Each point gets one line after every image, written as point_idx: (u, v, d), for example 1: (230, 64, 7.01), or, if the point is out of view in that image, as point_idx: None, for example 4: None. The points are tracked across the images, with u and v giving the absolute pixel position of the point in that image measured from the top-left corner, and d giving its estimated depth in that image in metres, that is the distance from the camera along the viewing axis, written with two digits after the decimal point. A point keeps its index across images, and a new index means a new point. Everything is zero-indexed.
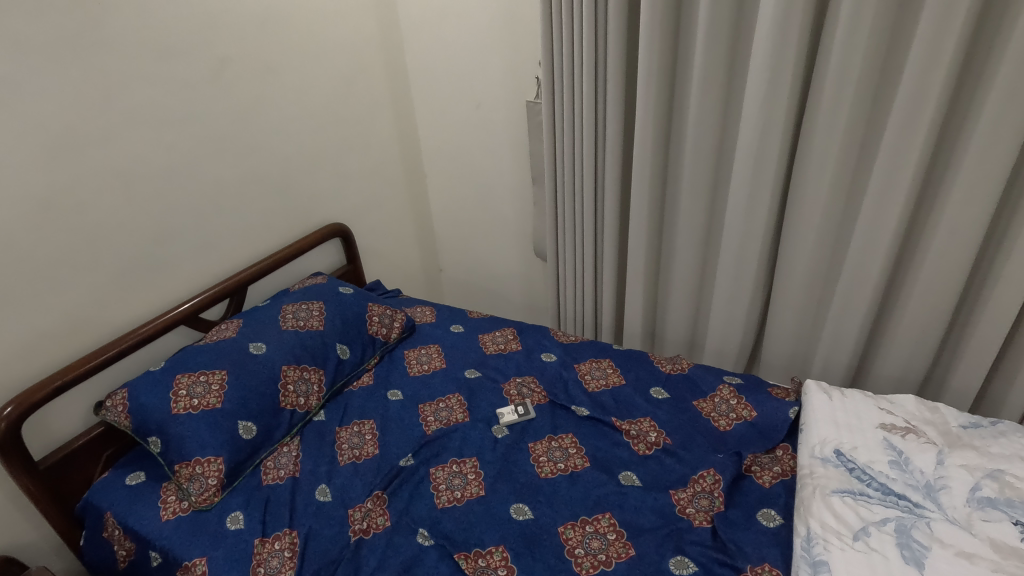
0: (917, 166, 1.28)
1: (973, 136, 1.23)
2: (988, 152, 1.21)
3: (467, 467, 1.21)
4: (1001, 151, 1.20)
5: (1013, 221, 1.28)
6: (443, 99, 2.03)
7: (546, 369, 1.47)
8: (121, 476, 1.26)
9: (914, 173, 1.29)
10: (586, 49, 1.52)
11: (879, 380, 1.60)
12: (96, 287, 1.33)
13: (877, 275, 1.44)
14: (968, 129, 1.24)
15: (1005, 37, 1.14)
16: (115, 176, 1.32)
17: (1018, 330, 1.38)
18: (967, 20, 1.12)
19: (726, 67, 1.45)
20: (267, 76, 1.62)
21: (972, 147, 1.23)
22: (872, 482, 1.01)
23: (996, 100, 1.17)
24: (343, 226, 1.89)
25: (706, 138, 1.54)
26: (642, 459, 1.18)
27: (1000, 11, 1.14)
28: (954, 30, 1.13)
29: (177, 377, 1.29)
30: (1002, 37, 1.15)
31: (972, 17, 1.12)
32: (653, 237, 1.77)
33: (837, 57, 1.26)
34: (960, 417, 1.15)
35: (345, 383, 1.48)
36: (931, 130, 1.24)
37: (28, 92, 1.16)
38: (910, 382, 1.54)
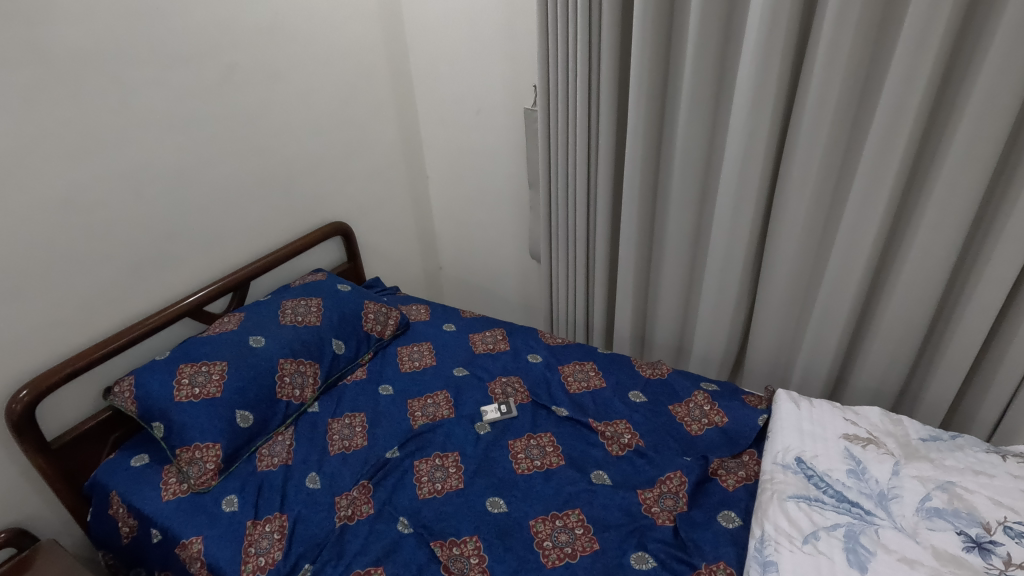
0: (893, 187, 1.32)
1: (947, 160, 1.27)
2: (960, 176, 1.25)
3: (449, 461, 1.28)
4: (973, 176, 1.24)
5: (987, 242, 1.32)
6: (445, 103, 2.09)
7: (531, 370, 1.53)
8: (127, 458, 1.35)
9: (890, 194, 1.33)
10: (581, 62, 1.57)
11: (857, 390, 1.64)
12: (107, 280, 1.41)
13: (855, 289, 1.48)
14: (942, 152, 1.28)
15: (977, 67, 1.18)
16: (128, 175, 1.40)
17: (990, 347, 1.42)
18: (940, 50, 1.16)
19: (715, 84, 1.49)
20: (275, 80, 1.68)
21: (946, 170, 1.27)
22: (828, 489, 1.07)
23: (968, 126, 1.21)
24: (344, 224, 1.96)
25: (695, 152, 1.58)
26: (615, 459, 1.24)
27: (973, 41, 1.18)
28: (928, 59, 1.18)
29: (181, 367, 1.37)
30: (974, 66, 1.19)
31: (945, 47, 1.16)
32: (643, 245, 1.82)
33: (819, 79, 1.31)
34: (921, 430, 1.20)
35: (339, 376, 1.56)
36: (906, 151, 1.28)
37: (48, 97, 1.24)
38: (886, 393, 1.58)
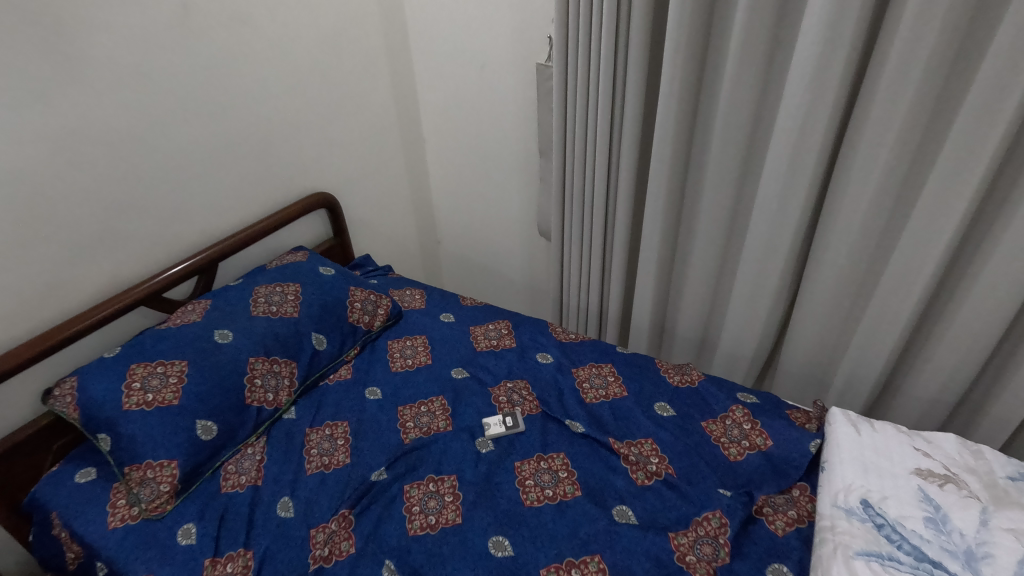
0: (987, 171, 1.08)
1: None
2: None
3: (445, 487, 1.09)
4: None
5: None
6: (444, 56, 1.82)
7: (541, 373, 1.33)
8: (71, 471, 1.16)
9: (982, 179, 1.09)
10: (608, 8, 1.29)
11: (908, 400, 1.44)
12: (42, 264, 1.19)
13: (921, 289, 1.26)
14: None
15: None
16: (61, 139, 1.16)
17: None
18: None
19: (770, 39, 1.23)
20: (241, 25, 1.41)
21: None
22: (904, 544, 0.88)
23: None
24: (329, 196, 1.73)
25: (739, 121, 1.33)
26: (640, 491, 1.05)
27: None
28: None
29: (132, 368, 1.17)
30: None
31: None
32: (669, 227, 1.59)
33: (907, 34, 1.05)
34: (1008, 467, 1.00)
35: (321, 376, 1.36)
36: (1011, 128, 1.03)
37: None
38: (943, 406, 1.39)
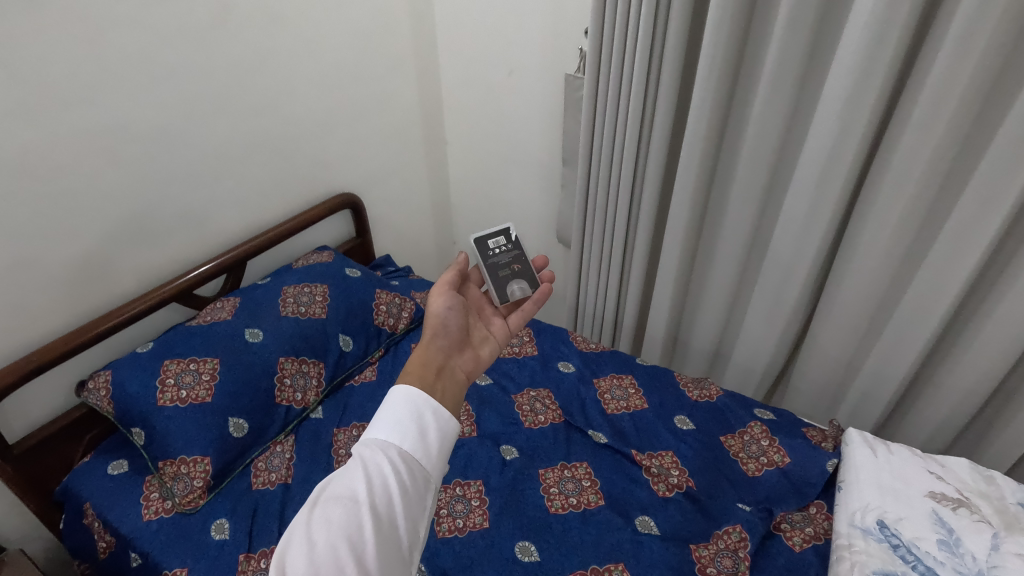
0: (1004, 218, 1.06)
1: None
2: None
3: (471, 492, 1.11)
4: None
5: None
6: (472, 60, 1.82)
7: (563, 382, 1.36)
8: (102, 464, 1.19)
9: (997, 226, 1.07)
10: (643, 25, 1.27)
11: (909, 432, 1.44)
12: (79, 260, 1.20)
13: (931, 330, 1.26)
14: None
15: None
16: (100, 138, 1.16)
17: None
18: None
19: (801, 68, 1.21)
20: (276, 26, 1.42)
21: None
22: (918, 565, 0.91)
23: None
24: (353, 196, 1.74)
25: (766, 146, 1.31)
26: (662, 503, 1.09)
27: None
28: None
29: (165, 364, 1.19)
30: None
31: None
32: (689, 243, 1.59)
33: (938, 73, 1.02)
34: (1018, 492, 1.04)
35: (346, 377, 1.39)
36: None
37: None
38: (935, 445, 1.38)
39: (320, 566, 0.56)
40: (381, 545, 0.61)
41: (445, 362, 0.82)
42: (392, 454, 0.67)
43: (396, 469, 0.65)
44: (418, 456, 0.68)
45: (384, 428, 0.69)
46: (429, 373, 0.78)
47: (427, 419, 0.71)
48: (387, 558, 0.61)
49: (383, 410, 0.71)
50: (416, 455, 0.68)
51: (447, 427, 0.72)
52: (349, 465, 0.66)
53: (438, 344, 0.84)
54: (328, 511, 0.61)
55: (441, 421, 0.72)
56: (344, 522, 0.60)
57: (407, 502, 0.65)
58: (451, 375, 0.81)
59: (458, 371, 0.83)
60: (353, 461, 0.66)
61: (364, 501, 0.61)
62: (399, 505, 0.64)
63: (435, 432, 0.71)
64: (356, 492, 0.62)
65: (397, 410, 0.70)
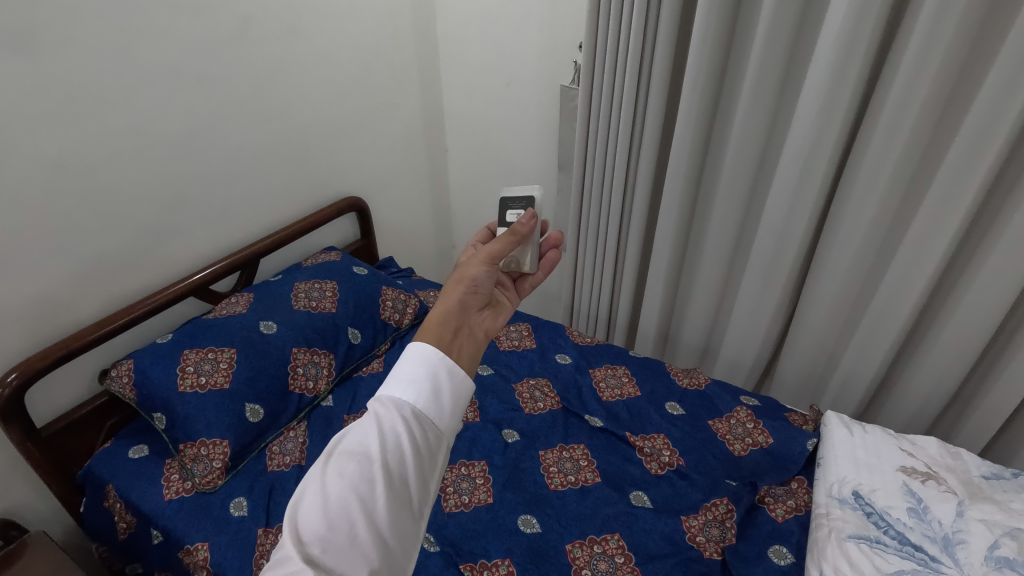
0: (964, 214, 1.15)
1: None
2: None
3: (476, 471, 1.18)
4: None
5: None
6: (472, 72, 1.92)
7: (560, 372, 1.44)
8: (124, 448, 1.25)
9: (957, 222, 1.17)
10: (633, 39, 1.37)
11: (887, 420, 1.52)
12: (104, 254, 1.27)
13: (903, 321, 1.34)
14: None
15: None
16: (126, 139, 1.24)
17: None
18: None
19: (780, 80, 1.31)
20: (289, 38, 1.51)
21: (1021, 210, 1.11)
22: (889, 529, 0.98)
23: None
24: (359, 200, 1.83)
25: (748, 151, 1.41)
26: (654, 479, 1.17)
27: None
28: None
29: (185, 353, 1.26)
30: None
31: None
32: (678, 244, 1.68)
33: (901, 83, 1.12)
34: (982, 467, 1.13)
35: (355, 367, 1.47)
36: (984, 180, 1.11)
37: (20, 46, 1.05)
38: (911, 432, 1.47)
39: (330, 521, 0.54)
40: (393, 504, 0.58)
41: (465, 322, 0.75)
42: (406, 412, 0.62)
43: (409, 427, 0.61)
44: (433, 414, 0.63)
45: (398, 384, 0.64)
46: (446, 333, 0.71)
47: (444, 376, 0.65)
48: (399, 515, 0.59)
49: (398, 364, 0.66)
50: (430, 413, 0.63)
51: (464, 385, 0.67)
52: (362, 419, 0.62)
53: (461, 302, 0.77)
54: (339, 466, 0.58)
55: (458, 379, 0.66)
56: (356, 480, 0.57)
57: (420, 461, 0.61)
58: (469, 335, 0.74)
59: (477, 330, 0.77)
60: (366, 415, 0.62)
61: (376, 459, 0.58)
62: (412, 464, 0.60)
63: (452, 390, 0.66)
64: (368, 448, 0.59)
65: (412, 366, 0.65)
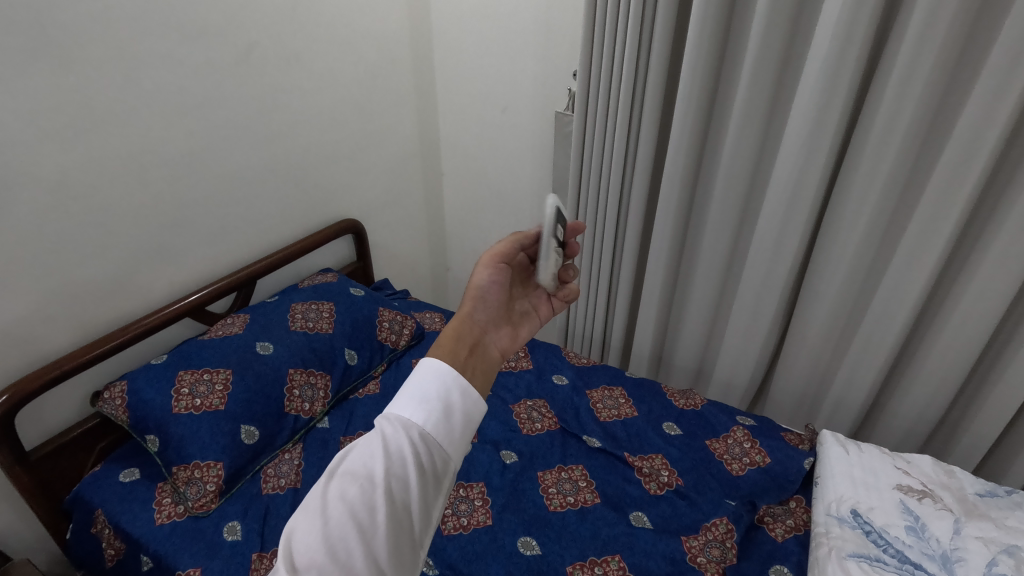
0: (948, 236, 1.19)
1: (1008, 216, 1.14)
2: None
3: (474, 492, 1.17)
4: None
5: None
6: (467, 98, 1.97)
7: (557, 393, 1.45)
8: (114, 471, 1.22)
9: (942, 244, 1.21)
10: (627, 68, 1.42)
11: (880, 440, 1.53)
12: (102, 274, 1.27)
13: (893, 341, 1.37)
14: (1003, 208, 1.16)
15: None
16: (128, 160, 1.25)
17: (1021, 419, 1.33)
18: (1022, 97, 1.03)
19: (768, 107, 1.36)
20: (291, 64, 1.54)
21: (1002, 232, 1.15)
22: (889, 548, 0.99)
23: None
24: (355, 222, 1.85)
25: (738, 176, 1.45)
26: (653, 499, 1.17)
27: None
28: (1007, 105, 1.04)
29: (180, 374, 1.25)
30: None
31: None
32: (672, 266, 1.71)
33: (885, 111, 1.17)
34: (976, 484, 1.14)
35: (351, 389, 1.46)
36: (966, 204, 1.15)
37: (28, 67, 1.06)
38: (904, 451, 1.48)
39: (329, 545, 0.54)
40: (393, 530, 0.57)
41: (480, 338, 0.75)
42: (413, 434, 0.60)
43: (415, 451, 0.60)
44: (441, 437, 0.61)
45: (408, 403, 0.62)
46: (461, 349, 0.71)
47: (455, 398, 0.63)
48: (398, 541, 0.57)
49: (410, 381, 0.64)
50: (439, 436, 0.61)
51: (474, 407, 0.65)
52: (368, 438, 0.61)
53: (475, 318, 0.78)
54: (342, 488, 0.57)
55: (469, 402, 0.64)
56: (357, 503, 0.56)
57: (424, 486, 0.60)
58: (484, 354, 0.74)
59: (492, 349, 0.76)
60: (373, 433, 0.61)
61: (379, 483, 0.57)
62: (415, 489, 0.59)
63: (463, 412, 0.64)
64: (371, 471, 0.57)
65: (424, 384, 0.63)
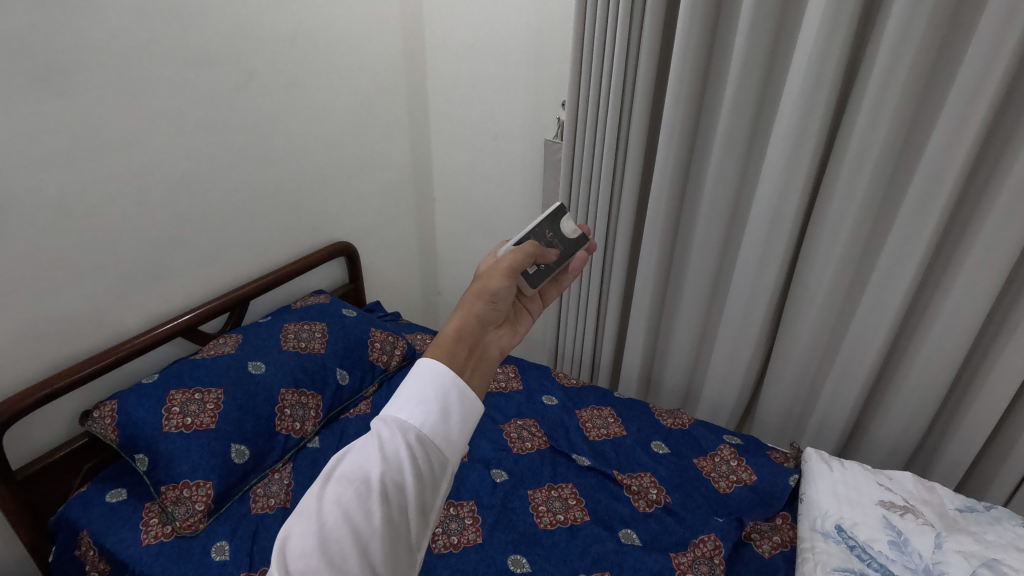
0: (921, 259, 1.24)
1: (976, 239, 1.19)
2: (991, 253, 1.17)
3: (464, 511, 1.18)
4: (1001, 260, 1.17)
5: (1006, 326, 1.26)
6: (460, 126, 2.03)
7: (547, 413, 1.46)
8: (101, 492, 1.21)
9: (916, 265, 1.26)
10: (613, 98, 1.48)
11: (865, 459, 1.56)
12: (95, 294, 1.28)
13: (873, 360, 1.41)
14: (971, 232, 1.21)
15: (1014, 150, 1.11)
16: (126, 182, 1.28)
17: (999, 437, 1.36)
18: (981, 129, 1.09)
19: (748, 136, 1.42)
20: (289, 91, 1.59)
21: (971, 255, 1.20)
22: (872, 562, 1.00)
23: (1004, 206, 1.13)
24: (348, 245, 1.88)
25: (722, 201, 1.50)
26: (643, 517, 1.18)
27: (1013, 120, 1.12)
28: (969, 135, 1.10)
29: (171, 394, 1.25)
30: (1011, 149, 1.12)
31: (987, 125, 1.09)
32: (659, 288, 1.75)
33: (857, 141, 1.23)
34: (956, 500, 1.17)
35: (342, 409, 1.47)
36: (936, 228, 1.21)
37: (33, 93, 1.10)
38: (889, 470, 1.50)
39: (325, 547, 0.55)
40: (389, 531, 0.59)
41: (481, 338, 0.77)
42: (410, 436, 0.63)
43: (412, 453, 0.62)
44: (437, 440, 0.64)
45: (405, 407, 0.65)
46: (461, 350, 0.72)
47: (453, 400, 0.66)
48: (394, 543, 0.59)
49: (407, 384, 0.66)
50: (436, 438, 0.64)
51: (472, 410, 0.68)
52: (365, 442, 0.63)
53: (481, 317, 0.78)
54: (338, 491, 0.58)
55: (466, 402, 0.67)
56: (354, 505, 0.57)
57: (420, 487, 0.62)
58: (483, 354, 0.76)
59: (492, 348, 0.78)
60: (370, 437, 0.63)
61: (376, 485, 0.59)
62: (412, 491, 0.61)
63: (460, 414, 0.66)
64: (368, 473, 0.59)
65: (421, 387, 0.66)
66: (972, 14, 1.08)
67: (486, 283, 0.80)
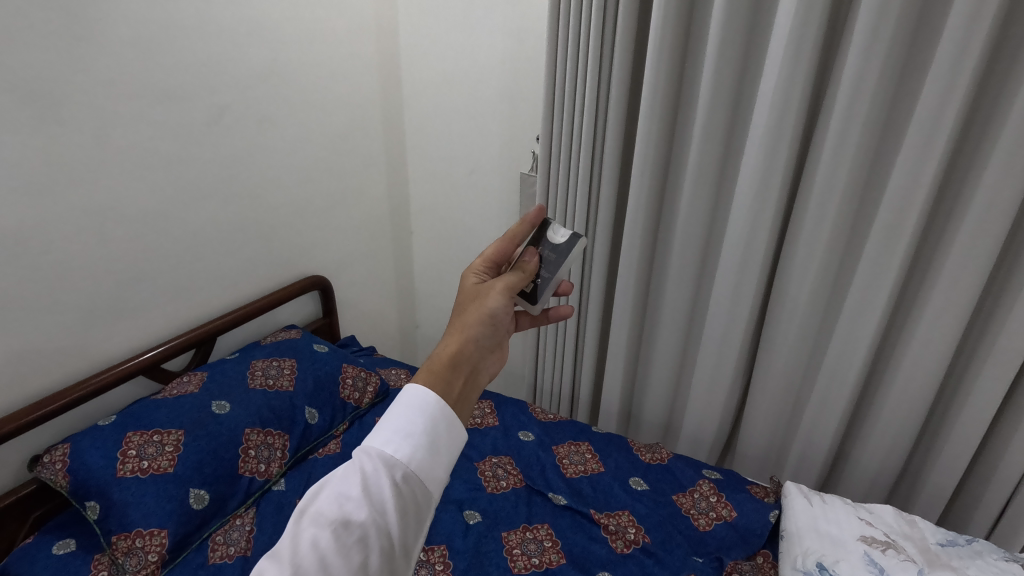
0: (890, 290, 1.26)
1: (941, 272, 1.21)
2: (956, 284, 1.19)
3: (435, 556, 1.13)
4: (965, 291, 1.18)
5: (976, 356, 1.27)
6: (437, 160, 2.04)
7: (523, 449, 1.43)
8: (47, 543, 1.14)
9: (886, 297, 1.27)
10: (586, 133, 1.50)
11: (846, 492, 1.54)
12: (52, 332, 1.24)
13: (850, 392, 1.40)
14: (937, 264, 1.23)
15: (972, 184, 1.14)
16: (88, 216, 1.25)
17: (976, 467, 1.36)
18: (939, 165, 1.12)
19: (718, 170, 1.45)
20: (263, 127, 1.59)
21: (937, 287, 1.22)
22: None
23: (965, 239, 1.15)
24: (322, 279, 1.85)
25: (695, 233, 1.51)
26: (620, 558, 1.14)
27: (969, 157, 1.15)
28: (928, 170, 1.13)
29: (128, 436, 1.19)
30: (969, 184, 1.15)
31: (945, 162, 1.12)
32: (637, 320, 1.74)
33: (823, 175, 1.26)
34: (937, 534, 1.15)
35: (311, 449, 1.41)
36: (903, 260, 1.22)
37: None
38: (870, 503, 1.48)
39: None
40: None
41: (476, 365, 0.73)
42: (396, 474, 0.60)
43: (396, 493, 0.59)
44: (423, 477, 0.61)
45: (392, 439, 0.61)
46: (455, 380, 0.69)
47: (441, 434, 0.63)
48: None
49: (393, 414, 0.63)
50: (422, 475, 0.61)
51: (456, 440, 0.65)
52: (346, 475, 0.59)
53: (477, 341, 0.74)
54: (317, 533, 0.55)
55: (453, 436, 0.65)
56: (332, 550, 0.55)
57: (402, 528, 0.59)
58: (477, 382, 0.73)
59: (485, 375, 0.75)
60: (351, 469, 0.60)
61: (358, 528, 0.56)
62: (394, 533, 0.58)
63: (446, 447, 0.64)
64: (348, 515, 0.57)
65: (409, 418, 0.62)
66: (925, 56, 1.13)
67: (486, 309, 0.78)
